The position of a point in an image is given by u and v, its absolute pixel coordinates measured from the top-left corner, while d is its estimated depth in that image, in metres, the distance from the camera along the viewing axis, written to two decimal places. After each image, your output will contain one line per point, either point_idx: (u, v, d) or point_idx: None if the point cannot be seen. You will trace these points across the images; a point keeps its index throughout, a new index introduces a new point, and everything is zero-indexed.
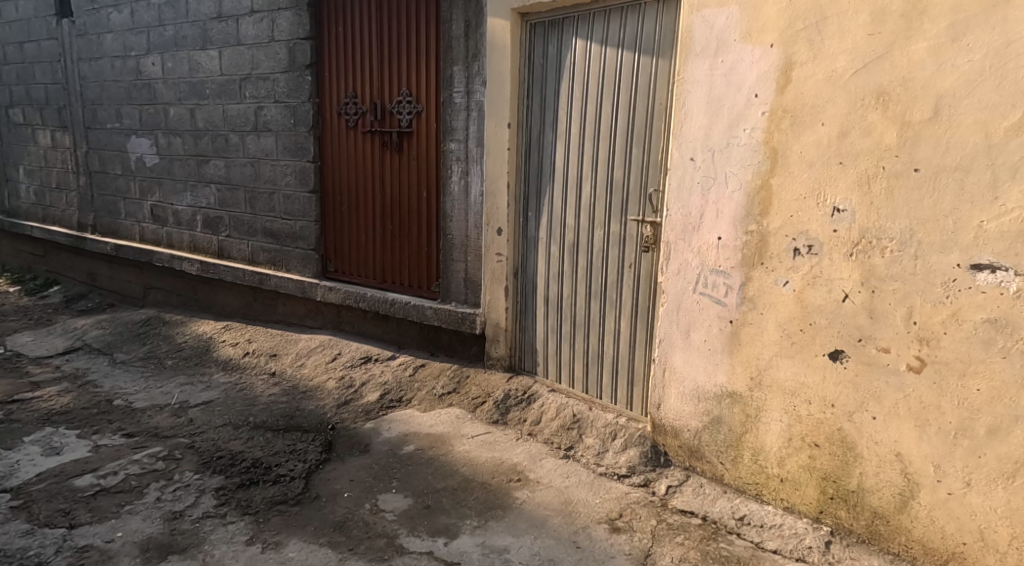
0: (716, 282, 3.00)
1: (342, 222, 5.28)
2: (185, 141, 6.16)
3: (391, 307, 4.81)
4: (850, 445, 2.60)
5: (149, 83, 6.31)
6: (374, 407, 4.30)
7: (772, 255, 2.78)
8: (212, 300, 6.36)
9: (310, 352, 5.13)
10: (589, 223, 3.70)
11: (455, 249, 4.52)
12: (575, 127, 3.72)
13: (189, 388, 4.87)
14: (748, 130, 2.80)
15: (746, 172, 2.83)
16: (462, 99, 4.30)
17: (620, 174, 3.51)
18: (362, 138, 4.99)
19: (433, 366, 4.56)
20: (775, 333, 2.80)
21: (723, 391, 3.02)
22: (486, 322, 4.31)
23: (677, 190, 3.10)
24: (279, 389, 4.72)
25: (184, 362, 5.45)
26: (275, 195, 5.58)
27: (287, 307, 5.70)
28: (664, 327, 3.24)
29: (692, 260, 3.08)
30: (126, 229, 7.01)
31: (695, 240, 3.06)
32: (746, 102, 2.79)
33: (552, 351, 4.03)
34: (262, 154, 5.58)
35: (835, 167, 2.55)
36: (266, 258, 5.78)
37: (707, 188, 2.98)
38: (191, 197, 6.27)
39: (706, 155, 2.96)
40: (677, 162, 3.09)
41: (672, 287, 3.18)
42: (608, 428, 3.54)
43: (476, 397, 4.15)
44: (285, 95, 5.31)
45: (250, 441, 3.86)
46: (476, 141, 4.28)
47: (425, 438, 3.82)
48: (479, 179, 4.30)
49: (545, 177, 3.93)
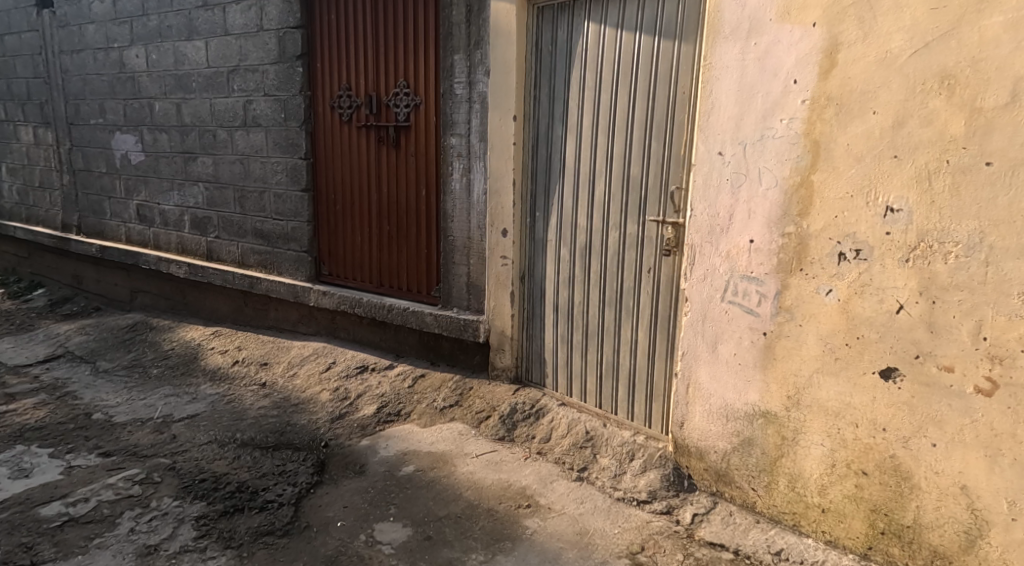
0: (747, 289, 2.71)
1: (337, 223, 4.98)
2: (171, 137, 5.86)
3: (389, 313, 4.52)
4: (904, 475, 2.32)
5: (133, 76, 6.00)
6: (370, 422, 4.01)
7: (813, 260, 2.49)
8: (201, 304, 6.06)
9: (303, 360, 4.84)
10: (603, 224, 3.41)
11: (457, 251, 4.22)
12: (587, 120, 3.42)
13: (173, 400, 4.57)
14: (786, 121, 2.50)
15: (782, 168, 2.54)
16: (463, 90, 4.00)
17: (638, 171, 3.21)
18: (357, 133, 4.69)
19: (434, 377, 4.28)
20: (815, 347, 2.51)
21: (756, 410, 2.74)
22: (490, 330, 4.02)
23: (703, 187, 2.81)
24: (270, 401, 4.42)
25: (170, 371, 5.15)
26: (266, 194, 5.28)
27: (279, 312, 5.41)
28: (689, 339, 2.95)
29: (720, 265, 2.79)
30: (112, 230, 6.71)
31: (723, 243, 2.77)
32: (783, 89, 2.50)
33: (562, 361, 3.74)
34: (252, 151, 5.28)
35: (889, 161, 2.25)
36: (257, 261, 5.48)
37: (737, 185, 2.69)
38: (179, 196, 5.97)
39: (737, 148, 2.67)
40: (703, 158, 2.80)
41: (697, 295, 2.89)
42: (625, 447, 3.26)
43: (480, 412, 3.86)
44: (275, 87, 5.01)
45: (236, 462, 3.56)
46: (478, 135, 3.97)
47: (426, 457, 3.54)
48: (482, 176, 4.00)
49: (554, 175, 3.63)
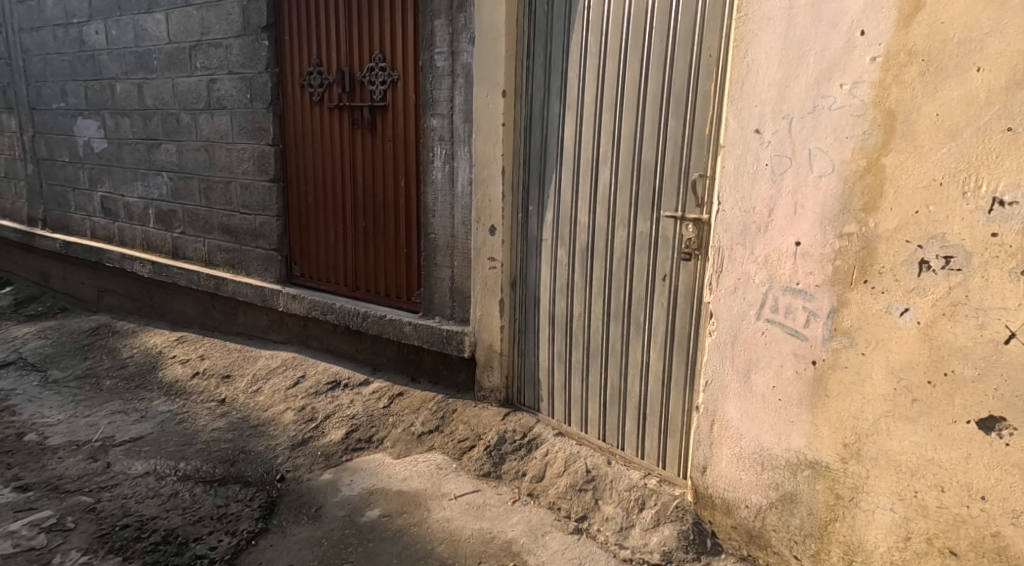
0: (792, 306, 2.13)
1: (308, 217, 4.41)
2: (134, 122, 5.31)
3: (364, 320, 3.96)
4: (1012, 560, 1.74)
5: (94, 55, 5.45)
6: (336, 450, 3.45)
7: (882, 270, 1.90)
8: (168, 306, 5.52)
9: (270, 373, 4.29)
10: (609, 221, 2.82)
11: (439, 252, 3.64)
12: (589, 94, 2.83)
13: (119, 418, 4.02)
14: (847, 86, 1.90)
15: (841, 148, 1.94)
16: (445, 63, 3.41)
17: (651, 157, 2.62)
18: (330, 116, 4.11)
19: (413, 396, 3.71)
20: (883, 383, 1.92)
21: (801, 460, 2.15)
22: (477, 344, 3.46)
23: (734, 175, 2.23)
24: (226, 421, 3.87)
25: (123, 383, 4.60)
26: (232, 185, 4.72)
27: (248, 317, 4.86)
28: (714, 365, 2.37)
29: (757, 274, 2.21)
30: (76, 224, 6.17)
31: (760, 245, 2.19)
32: (845, 42, 1.90)
33: (559, 383, 3.16)
34: (216, 136, 4.71)
35: (999, 136, 1.66)
36: (224, 260, 4.93)
37: (780, 172, 2.11)
38: (143, 187, 5.42)
39: (780, 124, 2.08)
40: (735, 137, 2.22)
41: (726, 310, 2.31)
42: (632, 494, 2.67)
43: (463, 440, 3.30)
44: (239, 64, 4.44)
45: (170, 503, 3.03)
46: (463, 115, 3.38)
47: (396, 498, 2.98)
48: (466, 164, 3.41)
49: (550, 161, 3.04)
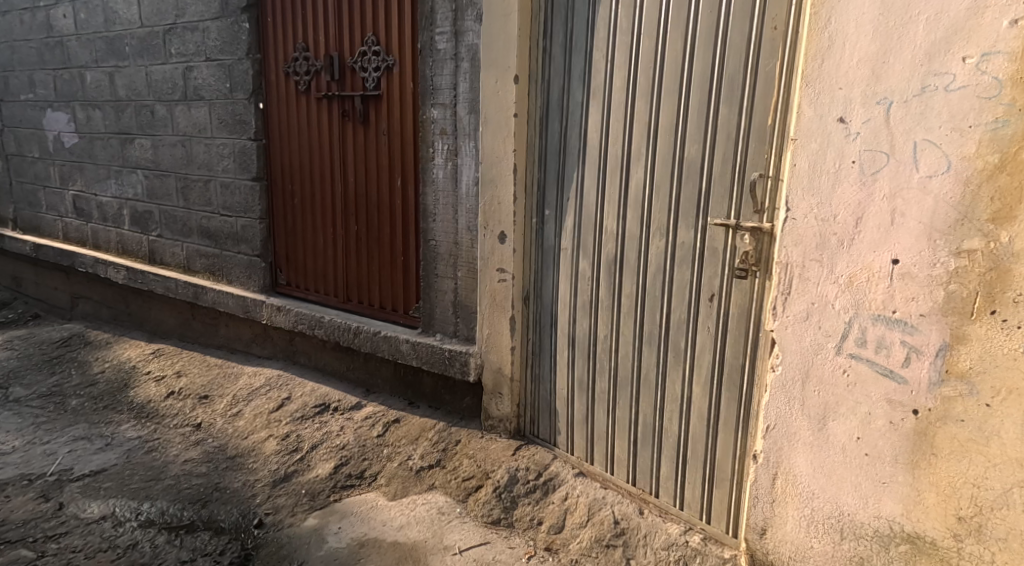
0: (885, 339, 1.69)
1: (294, 221, 3.97)
2: (106, 115, 4.87)
3: (356, 337, 3.53)
4: None
5: (62, 41, 4.99)
6: (322, 488, 3.02)
7: (1018, 298, 1.48)
8: (145, 315, 5.08)
9: (252, 394, 3.86)
10: (641, 229, 2.39)
11: (440, 261, 3.21)
12: (618, 79, 2.40)
13: (81, 445, 3.58)
14: (973, 59, 1.48)
15: (963, 140, 1.51)
16: (447, 45, 2.96)
17: (696, 153, 2.19)
18: (317, 107, 3.67)
19: (411, 423, 3.29)
20: (1018, 445, 1.51)
21: (896, 533, 1.72)
22: (484, 367, 3.03)
23: (809, 175, 1.80)
24: (200, 450, 3.43)
25: (90, 403, 4.14)
26: (210, 183, 4.28)
27: (230, 329, 4.43)
28: (779, 407, 1.95)
29: (837, 299, 1.78)
30: (48, 225, 5.71)
31: (843, 264, 1.76)
32: (971, 1, 1.47)
33: (580, 413, 2.74)
34: (193, 130, 4.27)
35: None
36: (204, 266, 4.49)
37: (871, 170, 1.68)
38: (117, 185, 4.97)
39: (874, 110, 1.65)
40: (811, 127, 1.78)
41: (796, 341, 1.89)
42: (671, 554, 2.25)
43: (469, 479, 2.86)
44: (217, 50, 4.00)
45: (125, 558, 2.65)
46: (467, 105, 2.94)
47: (391, 552, 2.55)
48: (472, 161, 2.97)
49: (571, 158, 2.60)
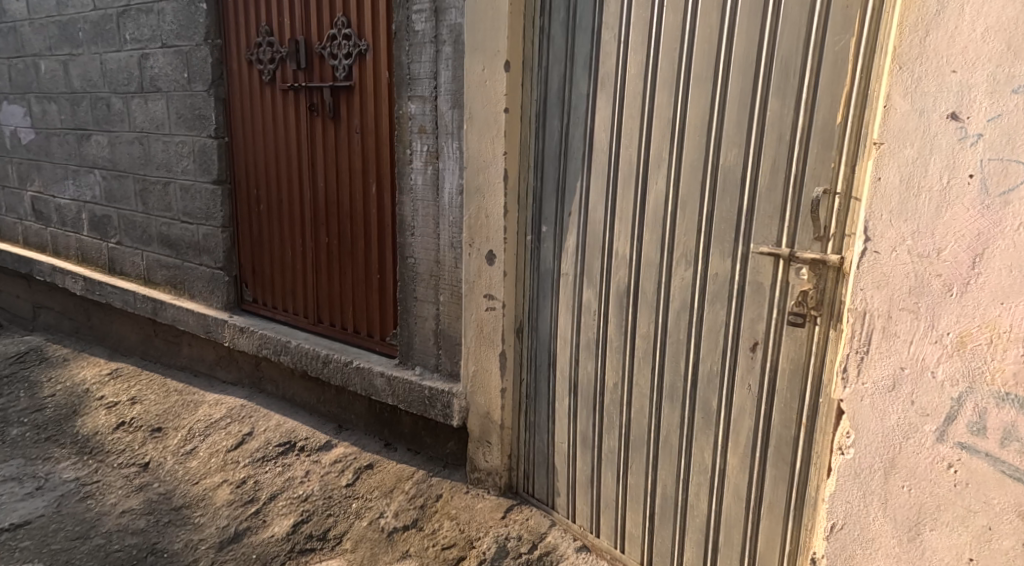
0: (1017, 429, 1.18)
1: (260, 229, 3.48)
2: (61, 109, 4.40)
3: (325, 366, 3.05)
4: None
5: (15, 26, 4.53)
6: (276, 554, 2.53)
7: None
8: (107, 329, 4.60)
9: (210, 427, 3.37)
10: (662, 253, 1.89)
11: (420, 281, 2.72)
12: (634, 64, 1.90)
13: (8, 488, 3.12)
14: None
15: None
16: (426, 25, 2.47)
17: (734, 160, 1.69)
18: (283, 100, 3.18)
19: (386, 471, 2.80)
20: None
21: None
22: (470, 411, 2.53)
23: (902, 192, 1.30)
24: (141, 497, 2.95)
25: (32, 434, 3.66)
26: (169, 186, 3.80)
27: (194, 348, 3.95)
28: (852, 503, 1.45)
29: (941, 366, 1.28)
30: (7, 229, 5.24)
31: (952, 318, 1.26)
32: None
33: (583, 473, 2.25)
34: (150, 125, 3.79)
35: None
36: (165, 278, 4.01)
37: (1002, 187, 1.17)
38: (74, 186, 4.50)
39: (1011, 99, 1.14)
40: (909, 124, 1.28)
41: (879, 418, 1.38)
42: None
43: (449, 547, 2.36)
44: (174, 34, 3.51)
45: None
46: (451, 98, 2.44)
47: None
48: (456, 166, 2.47)
49: (573, 164, 2.10)
